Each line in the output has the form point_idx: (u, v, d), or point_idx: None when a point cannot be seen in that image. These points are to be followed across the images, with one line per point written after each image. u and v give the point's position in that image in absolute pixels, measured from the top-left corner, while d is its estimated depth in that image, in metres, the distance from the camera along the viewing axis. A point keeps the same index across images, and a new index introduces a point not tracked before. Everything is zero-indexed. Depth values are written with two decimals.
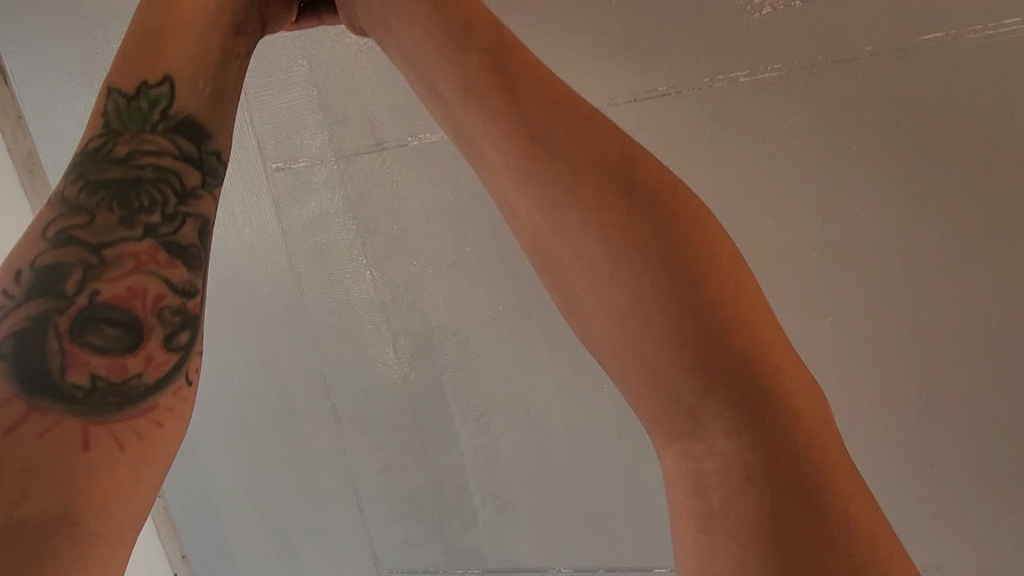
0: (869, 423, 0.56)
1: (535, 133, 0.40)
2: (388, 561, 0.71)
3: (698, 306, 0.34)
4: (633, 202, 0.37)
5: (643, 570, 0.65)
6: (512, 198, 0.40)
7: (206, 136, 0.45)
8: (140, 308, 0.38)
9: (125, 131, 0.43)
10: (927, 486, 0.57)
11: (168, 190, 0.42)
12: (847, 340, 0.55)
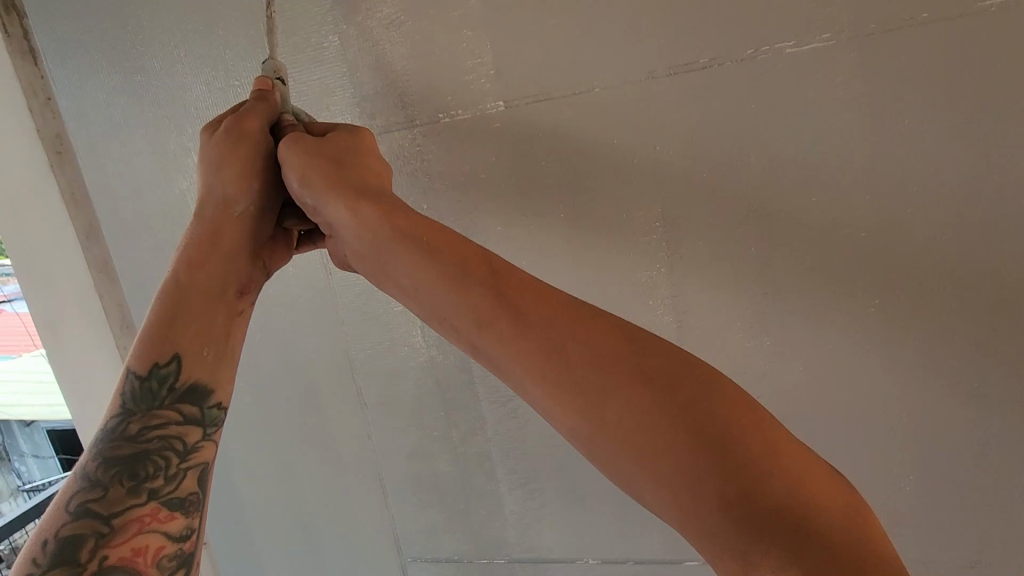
0: (916, 411, 0.54)
1: (554, 350, 0.42)
2: (411, 550, 0.70)
3: (725, 455, 0.36)
4: (650, 376, 0.40)
5: (674, 562, 0.63)
6: (556, 413, 0.42)
7: (205, 396, 0.52)
8: (142, 563, 0.45)
9: (137, 410, 0.50)
10: (978, 480, 0.55)
11: (170, 455, 0.49)
12: (894, 324, 0.52)
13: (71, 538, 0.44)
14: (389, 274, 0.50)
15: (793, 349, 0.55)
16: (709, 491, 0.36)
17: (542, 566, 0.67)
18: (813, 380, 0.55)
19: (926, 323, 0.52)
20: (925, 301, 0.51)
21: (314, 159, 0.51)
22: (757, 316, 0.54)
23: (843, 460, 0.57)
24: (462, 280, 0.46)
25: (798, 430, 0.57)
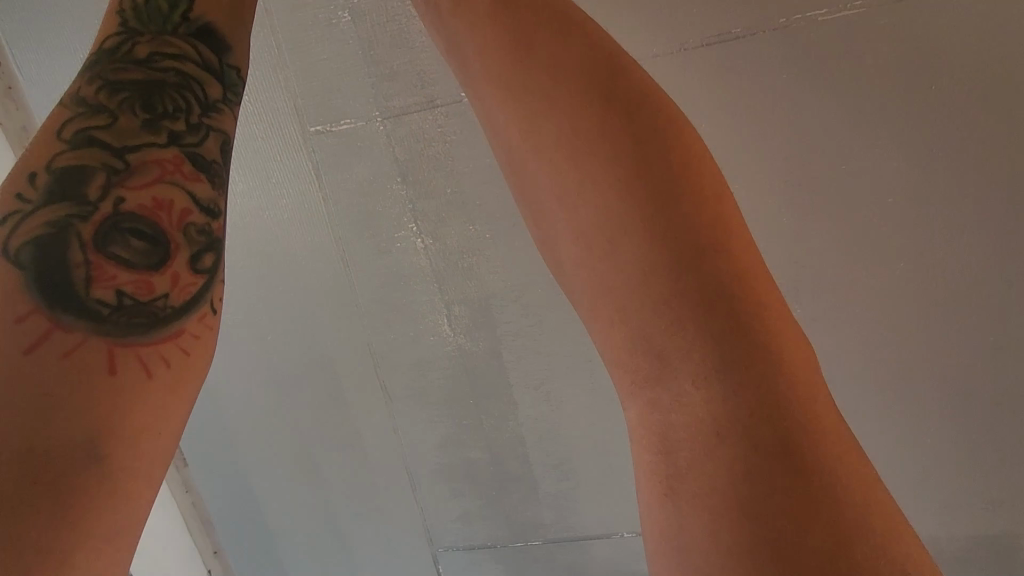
0: (939, 372, 0.56)
1: (522, 43, 0.35)
2: (444, 540, 0.69)
3: (678, 220, 0.30)
4: (615, 109, 0.32)
5: None
6: (494, 116, 0.35)
7: (226, 50, 0.38)
8: (166, 220, 0.30)
9: (145, 31, 0.35)
10: (997, 434, 0.57)
11: (190, 98, 0.34)
12: (919, 289, 0.53)
13: (76, 165, 0.29)
14: None
15: (828, 316, 0.55)
16: (653, 255, 0.29)
17: (579, 543, 0.67)
18: (846, 345, 0.56)
19: (960, 283, 0.53)
20: (956, 264, 0.53)
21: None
22: (791, 285, 0.55)
23: (874, 420, 0.58)
24: None
25: None
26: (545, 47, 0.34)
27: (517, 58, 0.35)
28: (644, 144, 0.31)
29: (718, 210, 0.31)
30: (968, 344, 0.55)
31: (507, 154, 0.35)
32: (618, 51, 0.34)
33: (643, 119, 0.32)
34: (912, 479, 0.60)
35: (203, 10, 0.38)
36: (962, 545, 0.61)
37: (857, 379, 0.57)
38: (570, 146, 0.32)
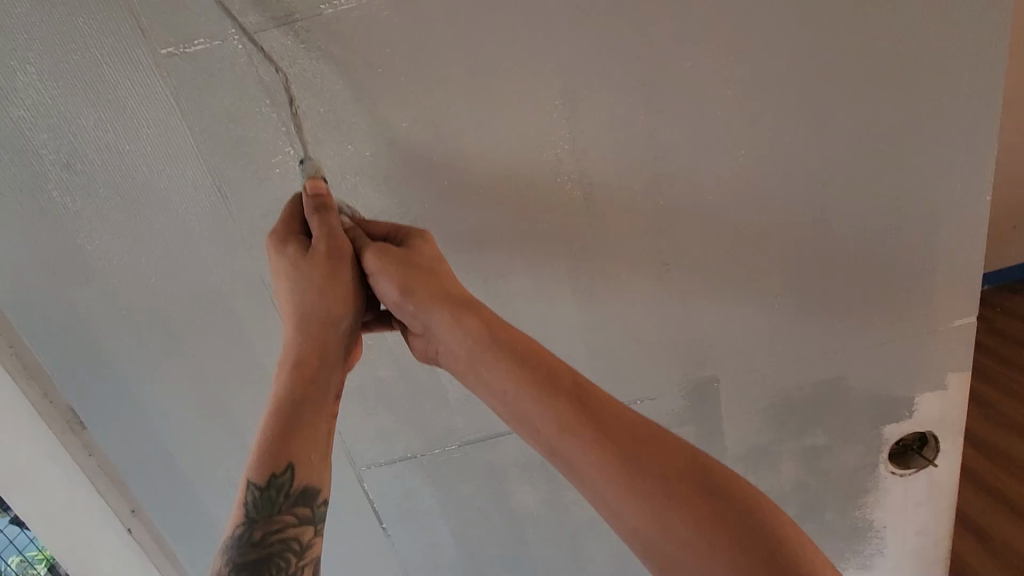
0: (781, 250, 0.63)
1: (608, 438, 0.48)
2: (364, 458, 0.73)
3: (751, 545, 0.43)
4: (687, 481, 0.46)
5: None
6: (591, 482, 0.48)
7: (313, 496, 0.56)
8: None
9: (260, 517, 0.53)
10: (831, 297, 0.65)
11: (291, 554, 0.54)
12: (760, 174, 0.59)
13: None
14: (410, 306, 0.57)
15: (688, 205, 0.60)
16: (751, 568, 0.42)
17: (492, 441, 0.73)
18: (704, 229, 0.61)
19: (793, 166, 0.59)
20: (796, 145, 0.58)
21: (415, 272, 0.54)
22: (652, 180, 0.59)
23: (735, 296, 0.65)
24: (517, 356, 0.53)
25: (693, 279, 0.64)
26: (635, 445, 0.48)
27: (609, 451, 0.48)
28: (709, 486, 0.46)
29: (773, 526, 0.44)
30: (809, 217, 0.61)
31: (625, 523, 0.47)
32: (675, 441, 0.48)
33: (705, 484, 0.46)
34: (771, 346, 0.68)
35: (301, 479, 0.55)
36: (814, 396, 0.71)
37: (716, 262, 0.63)
38: (665, 509, 0.45)
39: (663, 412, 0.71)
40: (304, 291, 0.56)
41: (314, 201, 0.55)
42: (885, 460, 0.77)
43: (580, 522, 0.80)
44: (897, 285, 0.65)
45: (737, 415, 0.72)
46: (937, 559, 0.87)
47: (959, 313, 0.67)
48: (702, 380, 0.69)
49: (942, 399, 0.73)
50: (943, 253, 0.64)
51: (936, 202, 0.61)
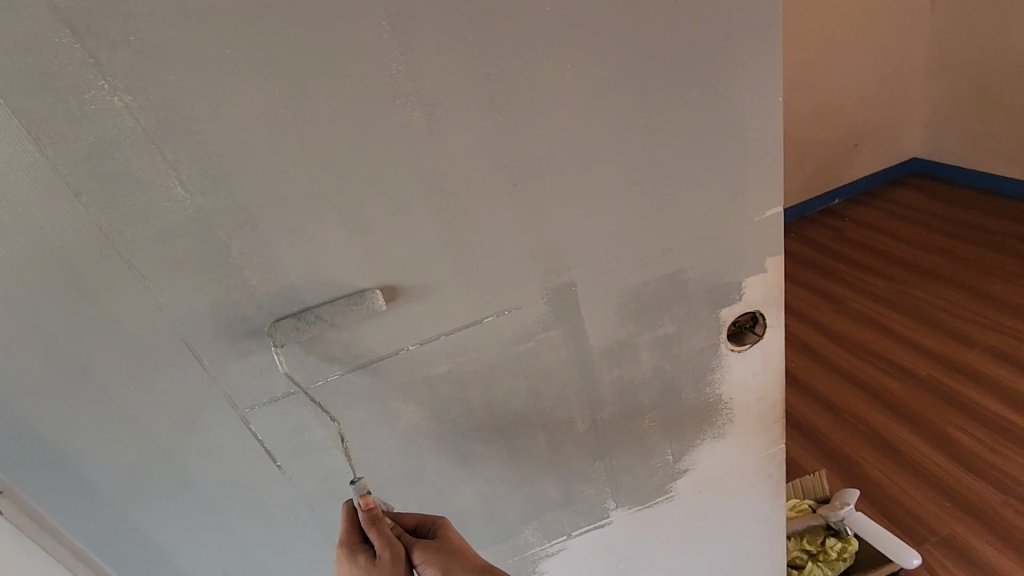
0: (614, 158, 0.69)
1: None
2: (246, 399, 0.75)
3: None
4: None
5: (476, 323, 0.76)
6: None
7: None
8: None
9: None
10: (661, 198, 0.73)
11: None
12: (586, 85, 0.63)
13: None
14: None
15: (525, 119, 0.63)
16: None
17: (372, 368, 0.76)
18: (542, 141, 0.65)
19: (614, 76, 0.64)
20: (617, 54, 0.63)
21: (451, 555, 0.75)
22: (487, 95, 0.61)
23: (579, 204, 0.71)
24: None
25: (540, 191, 0.68)
26: None
27: None
28: None
29: None
30: (635, 123, 0.67)
31: None
32: None
33: None
34: (616, 248, 0.75)
35: None
36: (659, 290, 0.81)
37: (556, 173, 0.68)
38: None
39: (530, 319, 0.78)
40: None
41: (367, 514, 0.74)
42: (725, 340, 0.90)
43: (470, 435, 0.86)
44: (715, 183, 0.74)
45: (596, 315, 0.80)
46: (775, 419, 1.03)
47: (768, 202, 0.78)
48: (560, 285, 0.76)
49: (763, 281, 0.85)
50: (751, 150, 0.73)
51: (740, 103, 0.69)
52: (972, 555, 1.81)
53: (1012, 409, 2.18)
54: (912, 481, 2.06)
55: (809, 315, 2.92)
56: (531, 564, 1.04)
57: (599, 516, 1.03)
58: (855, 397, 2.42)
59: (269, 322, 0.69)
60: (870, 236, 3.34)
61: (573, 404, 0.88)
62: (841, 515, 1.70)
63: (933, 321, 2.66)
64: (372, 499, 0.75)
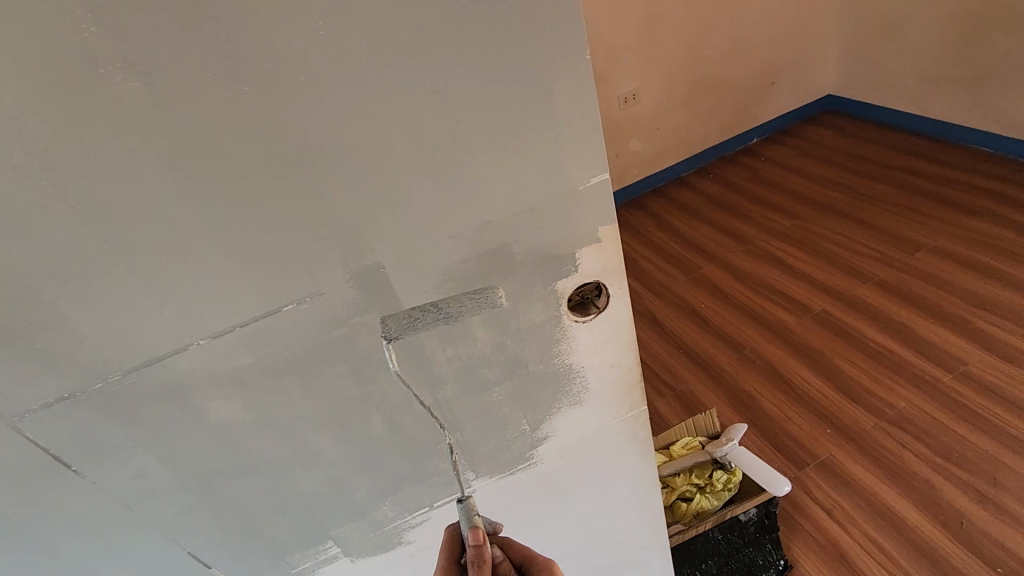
0: (399, 126, 0.62)
1: None
2: (12, 408, 0.67)
3: None
4: None
5: (273, 311, 0.70)
6: None
7: None
8: None
9: None
10: (463, 168, 0.68)
11: None
12: (344, 44, 0.55)
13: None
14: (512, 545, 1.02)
15: (275, 86, 0.55)
16: None
17: (160, 366, 0.69)
18: (308, 113, 0.57)
19: (377, 32, 0.56)
20: (380, 6, 0.54)
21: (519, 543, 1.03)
22: (220, 60, 0.52)
23: (370, 180, 0.64)
24: None
25: (316, 168, 0.61)
26: None
27: None
28: None
29: None
30: (420, 89, 0.60)
31: None
32: None
33: None
34: (423, 224, 0.70)
35: None
36: (481, 267, 0.76)
37: (332, 147, 0.60)
38: None
39: (338, 304, 0.72)
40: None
41: (475, 548, 0.90)
42: (566, 311, 0.87)
43: (297, 424, 0.81)
44: (524, 150, 0.69)
45: (414, 295, 0.75)
46: (633, 385, 1.02)
47: (593, 170, 0.74)
48: (365, 265, 0.70)
49: (600, 251, 0.82)
50: (563, 114, 0.68)
51: (536, 61, 0.63)
52: (844, 473, 1.97)
53: (887, 335, 2.36)
54: (798, 409, 2.20)
55: (721, 257, 3.03)
56: (394, 535, 1.03)
57: (460, 487, 1.02)
58: (755, 334, 2.55)
59: (380, 316, 0.76)
60: (784, 176, 3.43)
61: (410, 385, 0.85)
62: (725, 451, 1.80)
63: (832, 257, 2.79)
64: (480, 534, 0.90)
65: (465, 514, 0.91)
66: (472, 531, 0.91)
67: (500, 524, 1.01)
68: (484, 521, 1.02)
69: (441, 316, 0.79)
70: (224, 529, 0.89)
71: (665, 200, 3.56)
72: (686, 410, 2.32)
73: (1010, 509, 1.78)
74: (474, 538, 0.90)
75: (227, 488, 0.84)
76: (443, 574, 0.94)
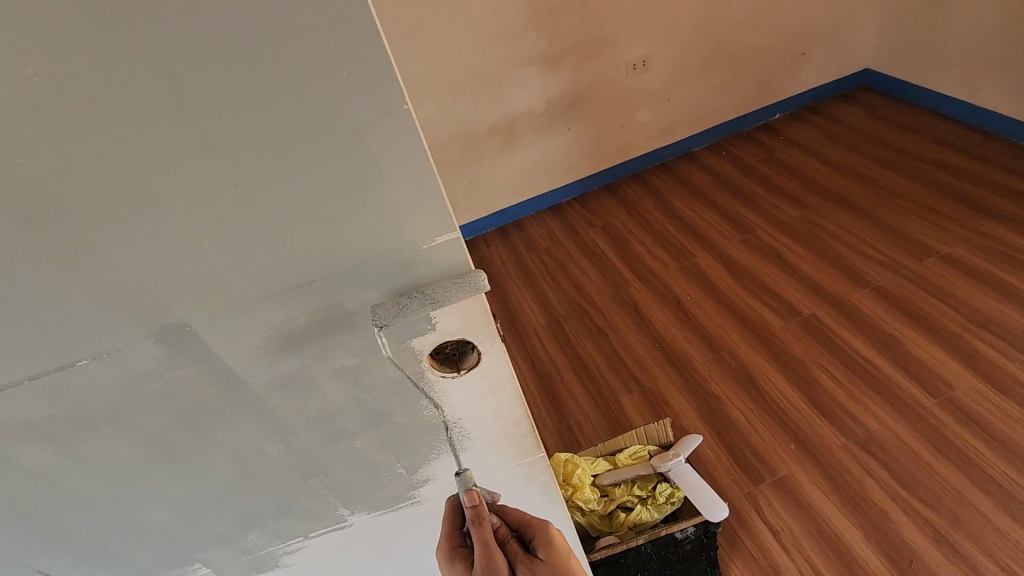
0: (169, 180, 0.55)
1: None
2: None
3: None
4: None
5: (66, 367, 0.65)
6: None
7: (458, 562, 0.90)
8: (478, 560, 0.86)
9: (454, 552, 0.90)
10: (262, 223, 0.60)
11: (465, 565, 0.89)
12: (74, 95, 0.49)
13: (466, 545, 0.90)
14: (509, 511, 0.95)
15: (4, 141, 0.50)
16: None
17: None
18: (56, 172, 0.52)
19: (111, 83, 0.49)
20: (107, 55, 0.47)
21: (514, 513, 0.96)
22: None
23: (154, 237, 0.58)
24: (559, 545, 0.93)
25: (78, 222, 0.55)
26: None
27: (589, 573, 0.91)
28: None
29: None
30: (186, 142, 0.53)
31: None
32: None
33: None
34: (232, 283, 0.63)
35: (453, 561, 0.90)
36: (309, 324, 0.69)
37: (90, 201, 0.54)
38: None
39: (143, 361, 0.67)
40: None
41: (471, 509, 0.84)
42: (430, 365, 0.78)
43: (128, 470, 0.77)
44: (337, 205, 0.60)
45: (231, 350, 0.69)
46: (525, 434, 0.94)
47: (434, 227, 0.65)
48: (170, 325, 0.65)
49: (460, 309, 0.72)
50: (384, 171, 0.59)
51: (329, 111, 0.54)
52: (802, 496, 1.81)
53: (876, 350, 2.16)
54: (765, 421, 2.03)
55: (717, 245, 2.80)
56: (272, 559, 1.03)
57: (335, 521, 0.99)
58: (737, 334, 2.36)
59: (374, 300, 0.69)
60: (802, 160, 3.16)
61: (252, 434, 0.80)
62: (668, 467, 1.72)
63: (832, 256, 2.58)
64: (475, 495, 0.83)
65: (459, 480, 0.84)
66: (465, 493, 0.84)
67: (496, 495, 0.90)
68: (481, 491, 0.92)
69: (433, 304, 0.67)
70: (74, 557, 0.87)
71: (670, 176, 3.34)
72: (651, 409, 2.19)
73: (969, 554, 1.62)
74: (469, 500, 0.84)
75: (65, 524, 0.82)
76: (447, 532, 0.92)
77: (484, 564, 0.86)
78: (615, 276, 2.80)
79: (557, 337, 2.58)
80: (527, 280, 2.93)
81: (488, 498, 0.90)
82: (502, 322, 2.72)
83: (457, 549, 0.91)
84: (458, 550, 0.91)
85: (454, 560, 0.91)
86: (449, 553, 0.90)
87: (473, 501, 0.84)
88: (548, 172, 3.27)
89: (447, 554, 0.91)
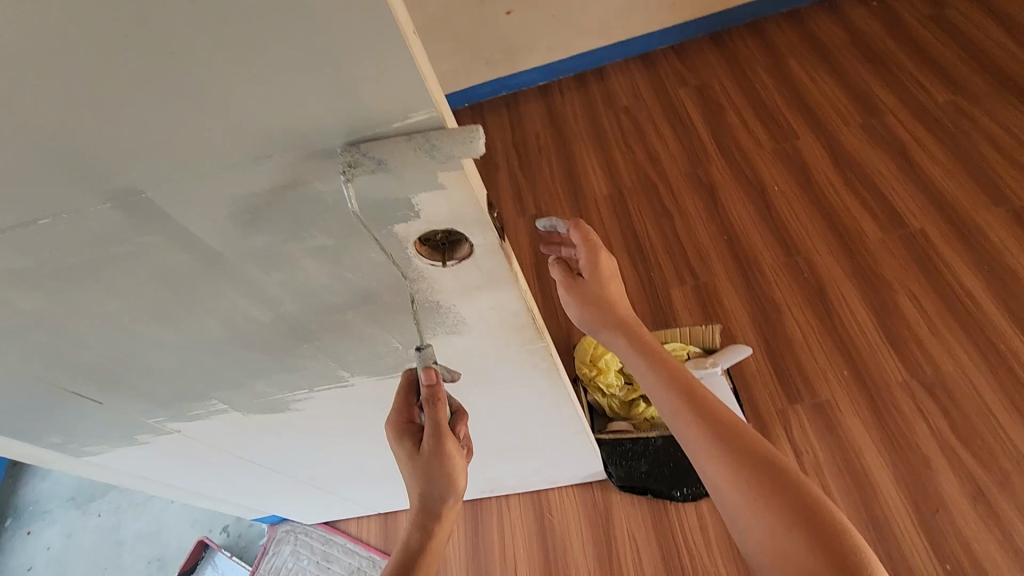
0: (74, 20, 0.42)
1: (666, 363, 0.93)
2: None
3: (703, 398, 0.87)
4: (680, 377, 0.91)
5: (27, 224, 0.60)
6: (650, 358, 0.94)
7: (406, 441, 0.79)
8: (432, 443, 0.76)
9: (402, 430, 0.80)
10: (202, 84, 0.47)
11: (413, 444, 0.79)
12: None
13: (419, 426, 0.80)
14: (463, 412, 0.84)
15: None
16: (706, 409, 0.86)
17: None
18: None
19: None
20: None
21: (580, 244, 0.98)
22: None
23: (74, 93, 0.47)
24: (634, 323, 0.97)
25: None
26: (679, 373, 0.92)
27: (664, 361, 0.93)
28: (689, 382, 0.90)
29: (710, 399, 0.88)
30: None
31: (664, 371, 0.92)
32: (680, 375, 0.91)
33: (688, 385, 0.89)
34: (178, 150, 0.53)
35: (399, 439, 0.80)
36: (275, 201, 0.59)
37: None
38: (679, 386, 0.90)
39: (105, 224, 0.61)
40: (426, 458, 0.78)
41: (428, 390, 0.71)
42: (417, 252, 0.69)
43: (125, 318, 0.78)
44: (289, 62, 0.46)
45: (196, 221, 0.61)
46: (524, 325, 0.87)
47: (406, 103, 0.50)
48: (121, 190, 0.56)
49: (448, 199, 0.60)
50: (340, 22, 0.44)
51: None
52: (838, 422, 1.71)
53: (983, 283, 1.86)
54: (822, 340, 1.86)
55: (828, 127, 2.35)
56: (280, 403, 1.08)
57: (337, 380, 1.01)
58: (820, 238, 2.07)
59: (345, 141, 0.53)
60: (978, 25, 2.47)
61: (240, 299, 0.76)
62: (702, 373, 1.66)
63: (973, 161, 2.10)
64: (435, 374, 0.70)
65: (419, 355, 0.71)
66: (424, 370, 0.71)
67: (458, 375, 0.77)
68: (441, 369, 0.77)
69: (442, 161, 0.53)
70: (96, 381, 0.93)
71: (795, 30, 2.73)
72: (699, 305, 2.04)
73: (1005, 515, 1.50)
74: (427, 378, 0.70)
75: (81, 356, 0.86)
76: (393, 410, 0.80)
77: (434, 446, 0.76)
78: (697, 150, 2.45)
79: (617, 210, 2.38)
80: (598, 142, 2.64)
81: (448, 377, 0.77)
82: (562, 186, 2.53)
83: (405, 425, 0.80)
84: (406, 426, 0.80)
85: (400, 437, 0.80)
86: (396, 429, 0.79)
87: (432, 380, 0.71)
88: (646, 9, 2.75)
89: (393, 430, 0.80)
